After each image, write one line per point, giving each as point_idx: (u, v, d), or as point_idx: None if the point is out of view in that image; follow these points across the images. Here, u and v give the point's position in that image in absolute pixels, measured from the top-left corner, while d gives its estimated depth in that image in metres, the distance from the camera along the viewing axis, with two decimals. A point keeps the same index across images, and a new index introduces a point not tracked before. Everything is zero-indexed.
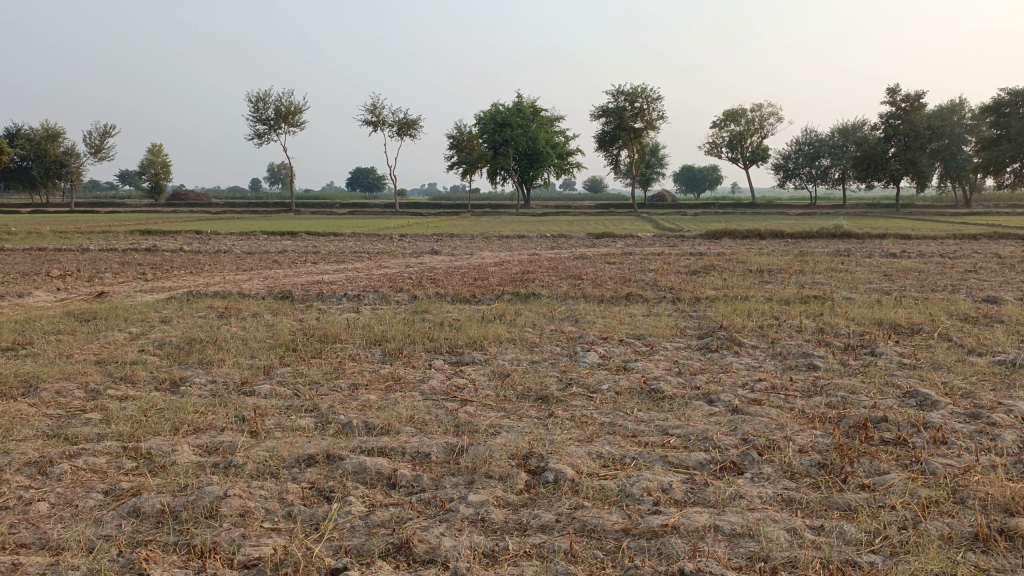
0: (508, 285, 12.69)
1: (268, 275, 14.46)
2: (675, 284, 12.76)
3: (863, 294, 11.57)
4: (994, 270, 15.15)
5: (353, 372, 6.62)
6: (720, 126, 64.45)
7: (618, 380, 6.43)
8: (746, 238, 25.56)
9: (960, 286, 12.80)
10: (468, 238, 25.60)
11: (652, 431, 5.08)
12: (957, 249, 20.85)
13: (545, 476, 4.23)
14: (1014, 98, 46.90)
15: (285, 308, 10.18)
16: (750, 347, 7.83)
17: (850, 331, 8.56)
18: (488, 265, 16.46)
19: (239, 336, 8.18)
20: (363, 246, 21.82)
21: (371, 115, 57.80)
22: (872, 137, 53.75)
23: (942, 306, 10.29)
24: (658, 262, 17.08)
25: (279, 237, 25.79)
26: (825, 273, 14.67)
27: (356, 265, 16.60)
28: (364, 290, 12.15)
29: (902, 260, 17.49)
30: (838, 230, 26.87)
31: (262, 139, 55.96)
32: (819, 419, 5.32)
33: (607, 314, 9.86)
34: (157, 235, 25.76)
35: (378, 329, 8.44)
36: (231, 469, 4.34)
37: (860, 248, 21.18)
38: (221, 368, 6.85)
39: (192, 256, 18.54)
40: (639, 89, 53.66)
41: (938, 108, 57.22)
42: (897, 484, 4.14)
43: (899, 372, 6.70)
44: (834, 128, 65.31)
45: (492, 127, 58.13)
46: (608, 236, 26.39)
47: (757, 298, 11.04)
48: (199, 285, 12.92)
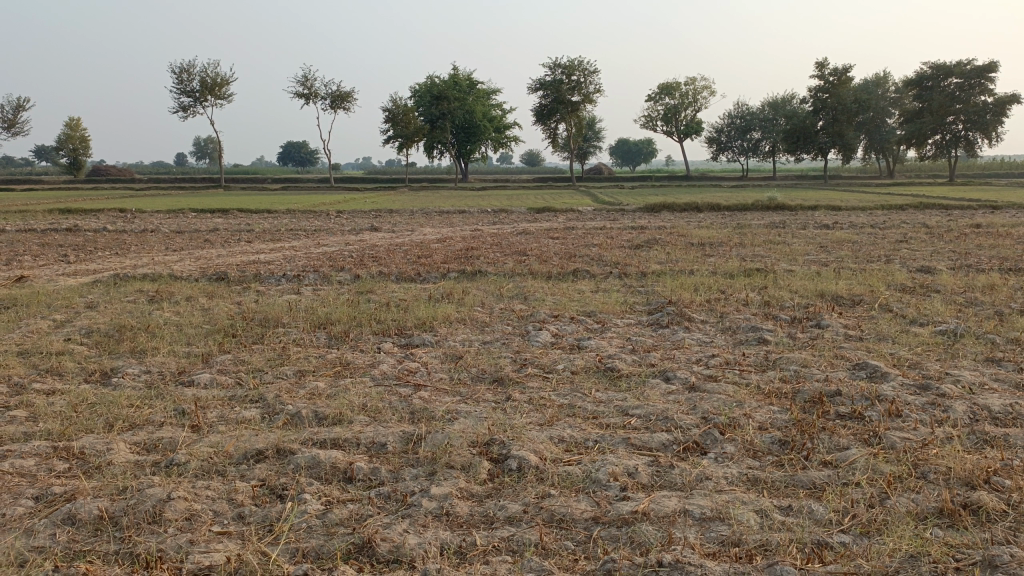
0: (452, 262, 12.46)
1: (201, 255, 13.85)
2: (619, 259, 12.73)
3: (803, 266, 11.77)
4: (923, 241, 15.63)
5: (299, 358, 6.35)
6: (655, 99, 64.92)
7: (572, 359, 6.34)
8: (684, 211, 25.84)
9: (893, 256, 13.16)
10: (407, 215, 25.16)
11: (611, 412, 4.99)
12: (886, 220, 21.50)
13: (508, 464, 4.09)
14: (935, 72, 48.49)
15: (221, 290, 9.75)
16: (700, 322, 7.84)
17: (795, 304, 8.66)
18: (430, 241, 16.16)
19: (173, 322, 7.77)
20: (299, 224, 21.16)
21: (302, 87, 56.14)
22: (801, 110, 54.98)
23: (880, 277, 10.53)
24: (600, 236, 17.09)
25: (210, 215, 24.83)
26: (763, 245, 14.89)
27: (294, 243, 16.10)
28: (304, 269, 11.75)
29: (836, 231, 17.92)
30: (772, 202, 27.39)
31: (187, 113, 53.78)
32: (775, 395, 5.33)
33: (556, 290, 9.76)
34: (78, 215, 24.47)
35: (321, 312, 8.13)
36: (173, 469, 4.06)
37: (795, 219, 21.66)
38: (155, 357, 6.47)
39: (118, 236, 17.65)
40: (576, 61, 53.53)
41: (863, 82, 58.82)
42: (858, 460, 4.16)
43: (847, 344, 6.80)
44: (765, 102, 66.54)
45: (429, 99, 57.15)
46: (548, 211, 26.32)
47: (701, 272, 11.10)
48: (127, 267, 12.27)
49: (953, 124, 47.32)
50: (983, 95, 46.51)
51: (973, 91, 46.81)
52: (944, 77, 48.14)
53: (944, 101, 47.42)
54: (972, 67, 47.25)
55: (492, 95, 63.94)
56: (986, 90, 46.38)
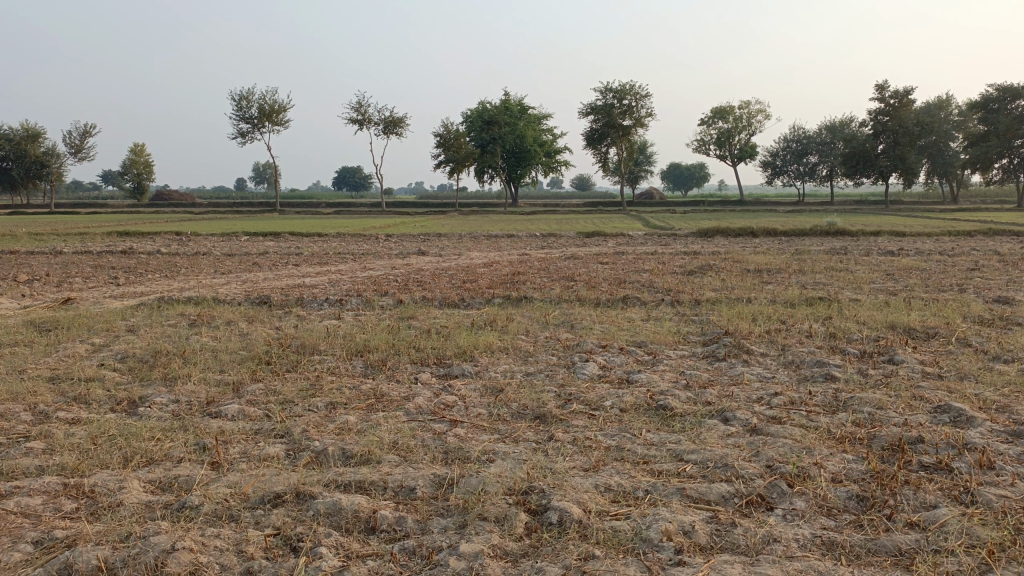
0: (498, 287, 12.15)
1: (248, 278, 13.85)
2: (672, 285, 12.25)
3: (869, 296, 11.09)
4: (998, 269, 14.71)
5: (331, 389, 6.03)
6: (708, 123, 64.12)
7: (621, 396, 5.88)
8: (738, 236, 25.13)
9: (966, 285, 12.36)
10: (456, 238, 25.05)
11: (664, 457, 4.53)
12: (955, 246, 20.44)
13: (547, 517, 3.67)
14: (1001, 94, 46.51)
15: (261, 314, 9.58)
16: (761, 355, 7.31)
17: (863, 337, 8.05)
18: (477, 266, 15.91)
19: (209, 347, 7.56)
20: (348, 247, 21.19)
21: (356, 113, 57.07)
22: (861, 133, 53.40)
23: (955, 308, 9.81)
24: (652, 262, 16.60)
25: (262, 238, 25.11)
26: (825, 273, 14.19)
27: (340, 267, 16.02)
28: (347, 293, 11.56)
29: (902, 258, 17.04)
30: (831, 228, 26.46)
31: (245, 139, 55.11)
32: (849, 441, 4.81)
33: (604, 318, 9.32)
34: (135, 237, 25.04)
35: (359, 338, 7.84)
36: (185, 514, 3.75)
37: (856, 245, 20.82)
38: (186, 385, 6.24)
39: (170, 259, 17.84)
40: (628, 85, 53.20)
41: (924, 104, 57.03)
42: (950, 522, 3.62)
43: (925, 383, 6.18)
44: (822, 125, 65.13)
45: (479, 124, 57.26)
46: (598, 235, 25.92)
47: (759, 300, 10.54)
48: (173, 290, 12.28)
49: (1022, 147, 45.41)
50: None
51: None
52: (1011, 99, 46.04)
53: (1012, 124, 45.25)
54: None
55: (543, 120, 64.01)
56: None
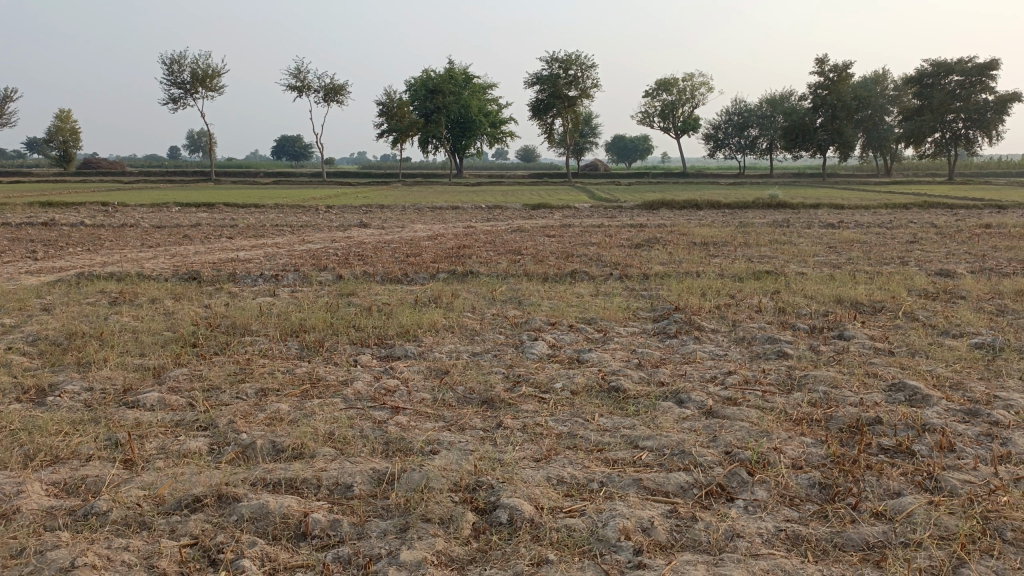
0: (442, 261, 11.77)
1: (178, 252, 13.14)
2: (620, 259, 12.05)
3: (815, 269, 11.08)
4: (936, 241, 14.96)
5: (263, 373, 5.62)
6: (652, 95, 64.25)
7: (572, 377, 5.62)
8: (683, 209, 25.13)
9: (907, 258, 12.49)
10: (399, 210, 24.45)
11: (618, 445, 4.28)
12: (892, 219, 20.80)
13: (496, 517, 3.38)
14: (935, 69, 47.65)
15: (191, 291, 9.02)
16: (712, 332, 7.14)
17: (813, 311, 7.96)
18: (420, 239, 15.46)
19: (130, 329, 7.02)
20: (286, 220, 20.42)
21: (295, 80, 55.25)
22: (800, 106, 54.25)
23: (900, 281, 9.85)
24: (599, 235, 16.41)
25: (195, 209, 24.07)
26: (770, 246, 14.21)
27: (277, 239, 15.39)
28: (283, 268, 11.02)
29: (843, 231, 17.21)
30: (774, 200, 26.72)
31: (177, 105, 52.83)
32: (807, 423, 4.65)
33: (553, 294, 9.04)
34: (58, 208, 23.68)
35: (295, 318, 7.40)
36: (89, 523, 3.34)
37: (798, 218, 21.01)
38: (101, 371, 5.74)
39: (94, 231, 16.85)
40: (573, 55, 52.72)
41: (861, 79, 58.15)
42: (917, 512, 3.45)
43: (878, 360, 6.08)
44: (762, 98, 65.92)
45: (423, 93, 56.11)
46: (544, 207, 25.63)
47: (708, 274, 10.41)
48: (95, 265, 11.52)
49: (953, 122, 46.74)
50: (984, 93, 45.76)
51: (975, 89, 46.01)
52: (945, 75, 47.29)
53: (944, 99, 46.60)
54: (973, 65, 46.35)
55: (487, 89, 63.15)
56: (988, 88, 45.64)
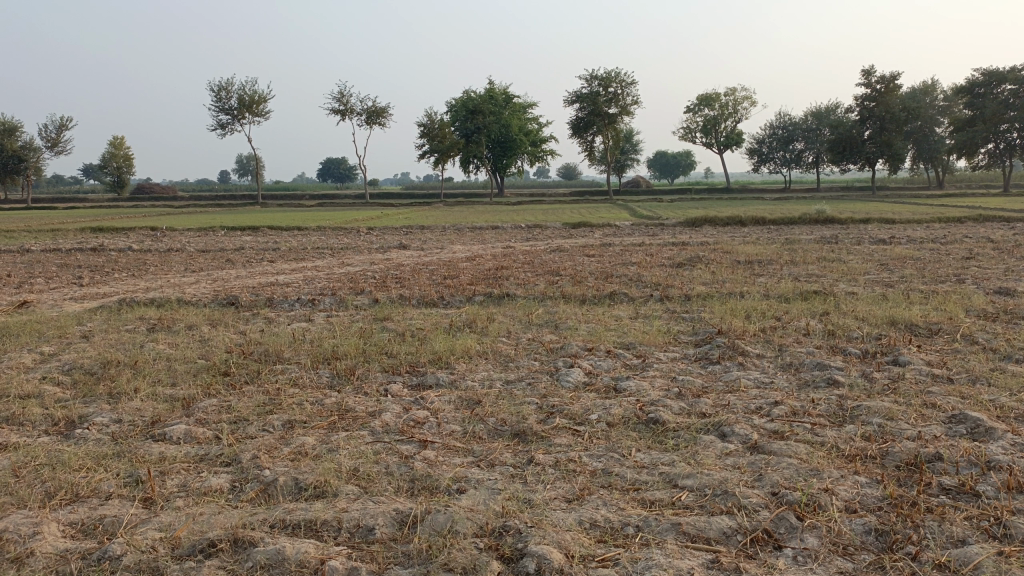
0: (480, 283, 11.64)
1: (219, 276, 13.28)
2: (660, 280, 11.76)
3: (865, 288, 10.64)
4: (994, 257, 14.35)
5: (292, 404, 5.50)
6: (695, 111, 63.71)
7: (609, 407, 5.38)
8: (727, 226, 24.67)
9: (963, 275, 11.97)
10: (439, 231, 24.50)
11: (656, 484, 4.04)
12: (946, 234, 20.09)
13: (523, 566, 3.18)
14: (988, 78, 46.29)
15: (227, 317, 9.02)
16: (756, 357, 6.83)
17: (864, 335, 7.58)
18: (459, 260, 15.39)
19: (164, 357, 7.00)
20: (327, 242, 20.59)
21: (338, 104, 56.17)
22: (846, 118, 53.19)
23: (957, 301, 9.38)
24: (639, 254, 16.13)
25: (240, 232, 24.47)
26: (817, 264, 13.76)
27: (316, 262, 15.47)
28: (320, 292, 11.00)
29: (895, 247, 16.63)
30: (821, 215, 26.09)
31: (225, 130, 54.13)
32: (860, 460, 4.35)
33: (591, 317, 8.80)
34: (109, 233, 24.32)
35: (328, 344, 7.30)
36: (102, 568, 3.22)
37: (846, 234, 20.40)
38: (131, 402, 5.69)
39: (140, 256, 17.15)
40: (613, 73, 52.59)
41: (909, 90, 56.81)
42: (985, 565, 3.15)
43: (936, 389, 5.71)
44: (807, 111, 64.87)
45: (464, 114, 56.47)
46: (585, 225, 25.42)
47: (752, 295, 10.07)
48: (137, 291, 11.65)
49: (1007, 132, 45.28)
50: None
51: None
52: (997, 83, 45.90)
53: (998, 108, 45.21)
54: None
55: (528, 109, 63.39)
56: None
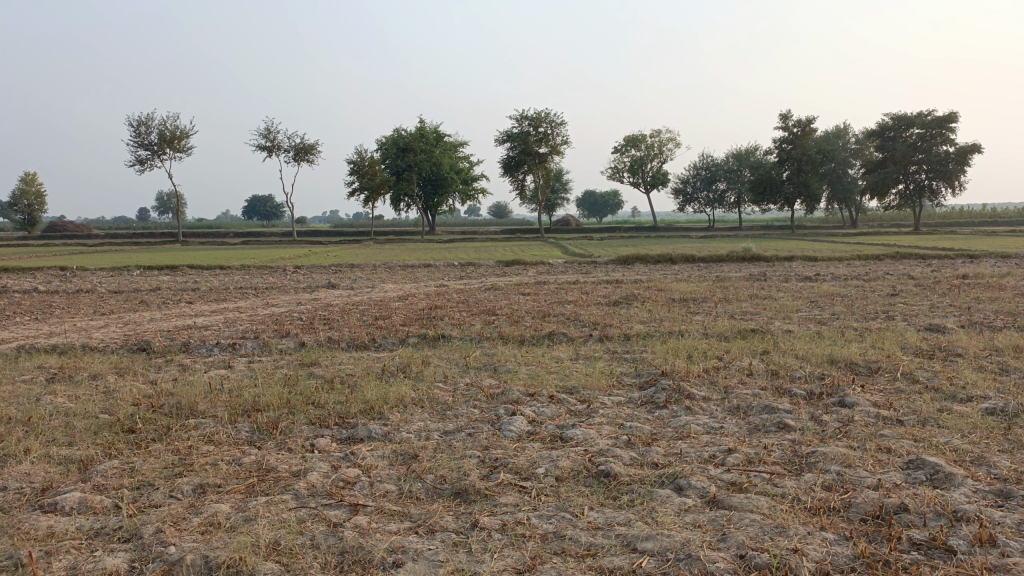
0: (413, 324, 11.20)
1: (132, 319, 12.43)
2: (598, 318, 11.57)
3: (801, 326, 10.65)
4: (917, 294, 14.74)
5: (205, 466, 4.94)
6: (622, 151, 65.04)
7: (556, 460, 5.01)
8: (658, 264, 24.87)
9: (892, 312, 12.16)
10: (369, 269, 23.92)
11: (613, 548, 3.69)
12: (868, 271, 20.68)
13: None
14: (896, 123, 48.70)
15: (138, 365, 8.31)
16: (703, 400, 6.60)
17: (807, 374, 7.45)
18: (391, 300, 14.88)
19: (61, 412, 6.29)
20: (252, 281, 19.75)
21: (265, 140, 55.01)
22: (767, 160, 55.07)
23: (891, 338, 9.44)
24: (574, 292, 15.97)
25: (158, 272, 23.30)
26: (750, 301, 13.84)
27: (239, 303, 14.72)
28: (242, 336, 10.35)
29: (822, 284, 16.93)
30: (748, 252, 26.63)
31: (145, 166, 52.22)
32: (825, 513, 4.10)
33: (530, 359, 8.45)
34: (13, 273, 22.80)
35: (248, 394, 6.72)
36: None
37: (774, 271, 20.77)
38: (19, 465, 5.01)
39: (46, 298, 16.03)
40: (543, 113, 53.23)
41: (824, 133, 59.42)
42: None
43: (887, 431, 5.57)
44: (729, 153, 67.03)
45: (395, 151, 55.86)
46: (517, 263, 25.25)
47: (691, 334, 9.94)
48: (39, 336, 10.73)
49: (916, 173, 47.58)
50: (945, 145, 46.78)
51: (935, 141, 47.07)
52: (905, 128, 48.33)
53: (906, 151, 47.56)
54: (932, 117, 47.50)
55: (459, 147, 63.47)
56: (948, 139, 46.57)
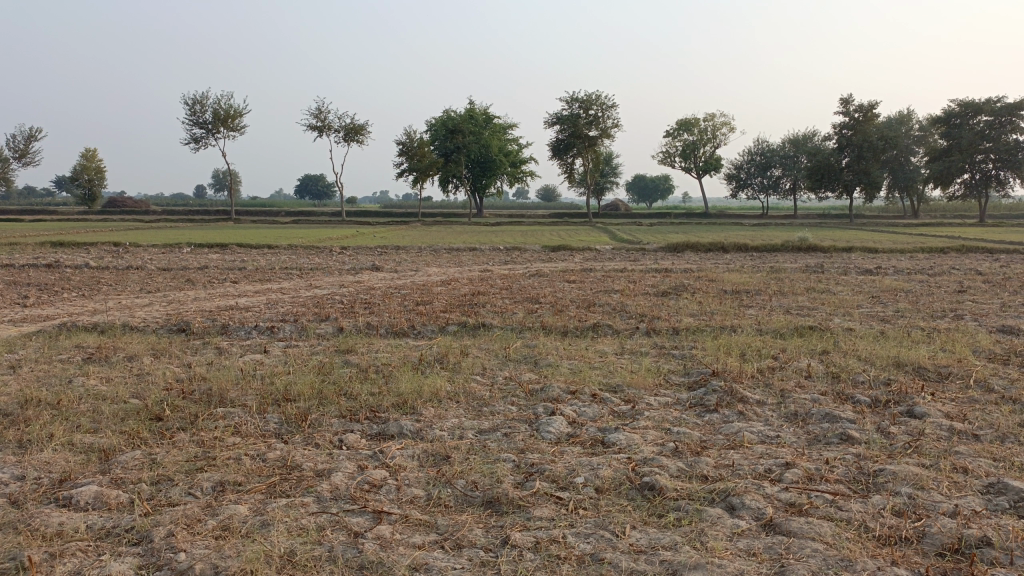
0: (454, 311, 10.93)
1: (175, 299, 12.41)
2: (645, 309, 11.14)
3: (862, 323, 10.06)
4: (987, 291, 13.94)
5: (227, 461, 4.71)
6: (674, 136, 63.79)
7: (597, 467, 4.66)
8: (709, 252, 24.21)
9: (960, 310, 11.46)
10: (415, 252, 23.79)
11: None
12: (932, 264, 19.75)
13: None
14: (964, 109, 46.61)
15: (174, 347, 8.20)
16: (757, 405, 6.16)
17: (872, 379, 6.93)
18: (434, 284, 14.67)
19: (91, 396, 6.17)
20: (297, 261, 19.75)
21: (316, 120, 55.33)
22: (825, 146, 53.31)
23: (961, 340, 8.81)
24: (621, 281, 15.53)
25: (207, 250, 23.51)
26: (806, 295, 13.21)
27: (283, 284, 14.65)
28: (281, 318, 10.22)
29: (883, 278, 16.15)
30: (804, 242, 25.71)
31: (199, 144, 53.06)
32: (895, 544, 3.68)
33: (573, 353, 8.08)
34: (69, 248, 23.23)
35: (280, 382, 6.50)
36: None
37: (832, 263, 19.96)
38: (41, 453, 4.86)
39: (96, 274, 16.20)
40: (594, 95, 52.34)
41: (886, 119, 57.33)
42: None
43: (963, 448, 5.07)
44: (785, 138, 65.16)
45: (443, 133, 55.91)
46: (564, 249, 24.80)
47: (744, 329, 9.44)
48: (83, 314, 10.75)
49: (983, 162, 45.56)
50: (1015, 133, 44.71)
51: (1005, 129, 45.00)
52: (973, 114, 46.25)
53: (973, 139, 45.54)
54: (1003, 104, 45.38)
55: (508, 129, 63.09)
56: (1018, 128, 44.51)
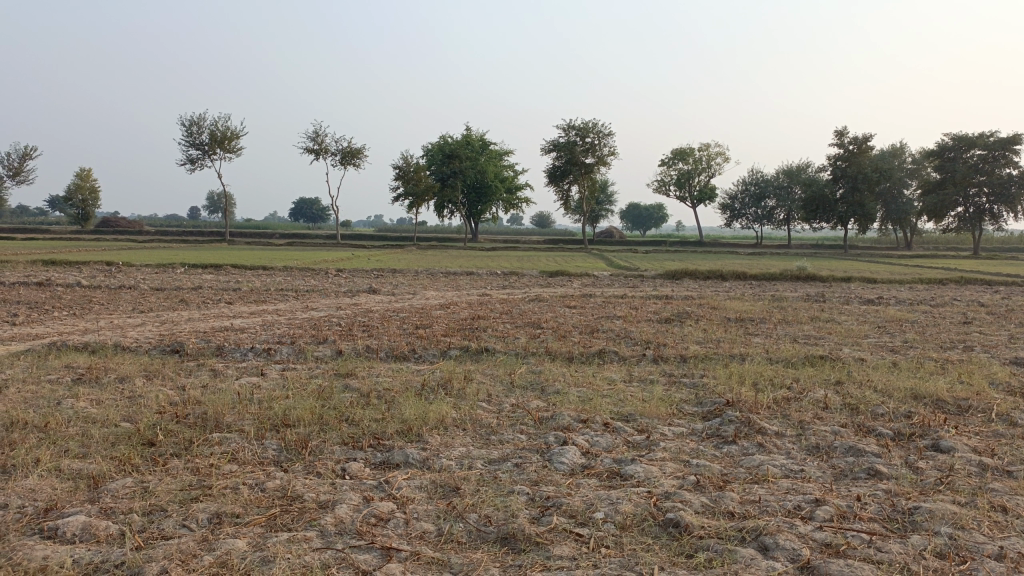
0: (455, 335, 10.68)
1: (168, 319, 12.12)
2: (650, 336, 10.92)
3: (873, 354, 9.83)
4: (992, 323, 13.75)
5: (224, 490, 4.44)
6: (669, 164, 64.03)
7: (617, 502, 4.40)
8: (707, 280, 24.04)
9: (969, 342, 11.25)
10: (412, 275, 23.57)
11: None
12: (933, 296, 19.60)
13: None
14: (957, 143, 46.85)
15: (167, 369, 7.91)
16: (776, 436, 5.92)
17: (892, 411, 6.69)
18: (433, 308, 14.43)
19: (80, 418, 5.88)
20: (293, 283, 19.48)
21: (313, 143, 55.32)
22: (819, 177, 53.49)
23: (976, 371, 8.60)
24: (623, 307, 15.33)
25: (200, 271, 23.25)
26: (811, 324, 13.01)
27: (279, 306, 14.40)
28: (278, 340, 9.95)
29: (887, 309, 15.96)
30: (802, 271, 25.59)
31: (195, 165, 52.92)
32: None
33: (580, 380, 7.83)
34: (60, 267, 22.90)
35: (279, 407, 6.23)
36: None
37: (832, 293, 19.80)
38: (25, 479, 4.57)
39: (87, 293, 15.89)
40: (590, 123, 52.56)
41: (879, 151, 57.68)
42: None
43: (998, 485, 4.83)
44: (779, 168, 65.48)
45: (440, 158, 55.45)
46: (561, 275, 24.61)
47: (753, 358, 9.22)
48: (73, 333, 10.46)
49: (976, 196, 45.77)
50: (1008, 167, 44.94)
51: (998, 163, 45.25)
52: (967, 148, 46.49)
53: (967, 172, 45.76)
54: (996, 139, 45.67)
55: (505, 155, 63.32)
56: (1012, 162, 44.76)
